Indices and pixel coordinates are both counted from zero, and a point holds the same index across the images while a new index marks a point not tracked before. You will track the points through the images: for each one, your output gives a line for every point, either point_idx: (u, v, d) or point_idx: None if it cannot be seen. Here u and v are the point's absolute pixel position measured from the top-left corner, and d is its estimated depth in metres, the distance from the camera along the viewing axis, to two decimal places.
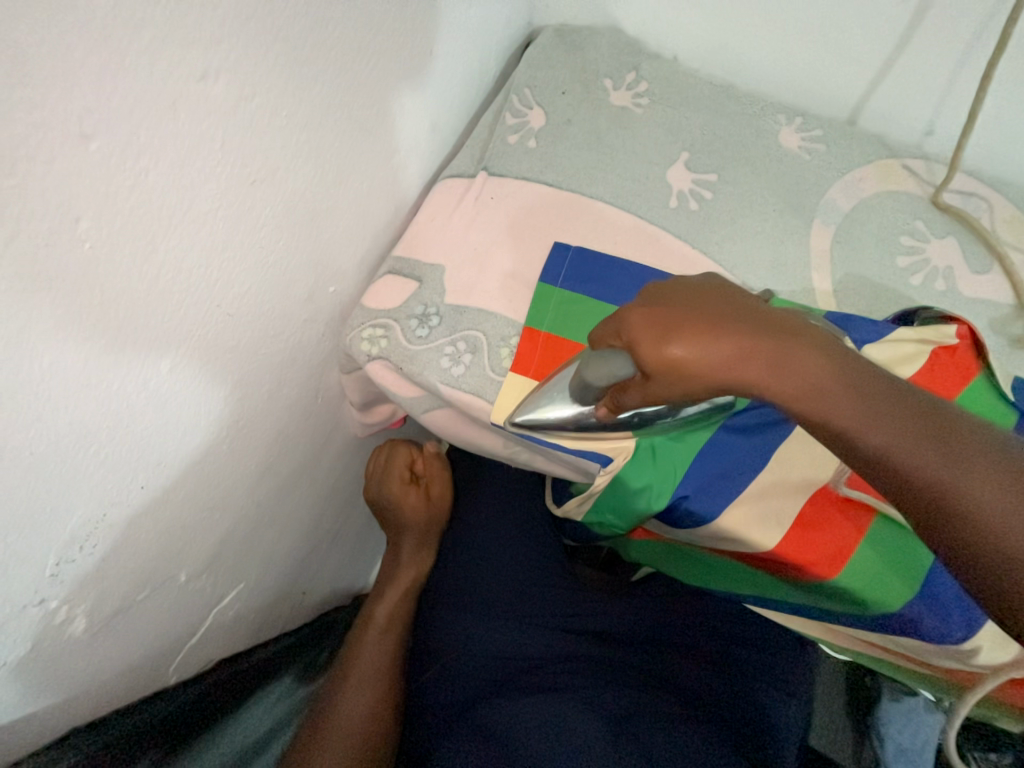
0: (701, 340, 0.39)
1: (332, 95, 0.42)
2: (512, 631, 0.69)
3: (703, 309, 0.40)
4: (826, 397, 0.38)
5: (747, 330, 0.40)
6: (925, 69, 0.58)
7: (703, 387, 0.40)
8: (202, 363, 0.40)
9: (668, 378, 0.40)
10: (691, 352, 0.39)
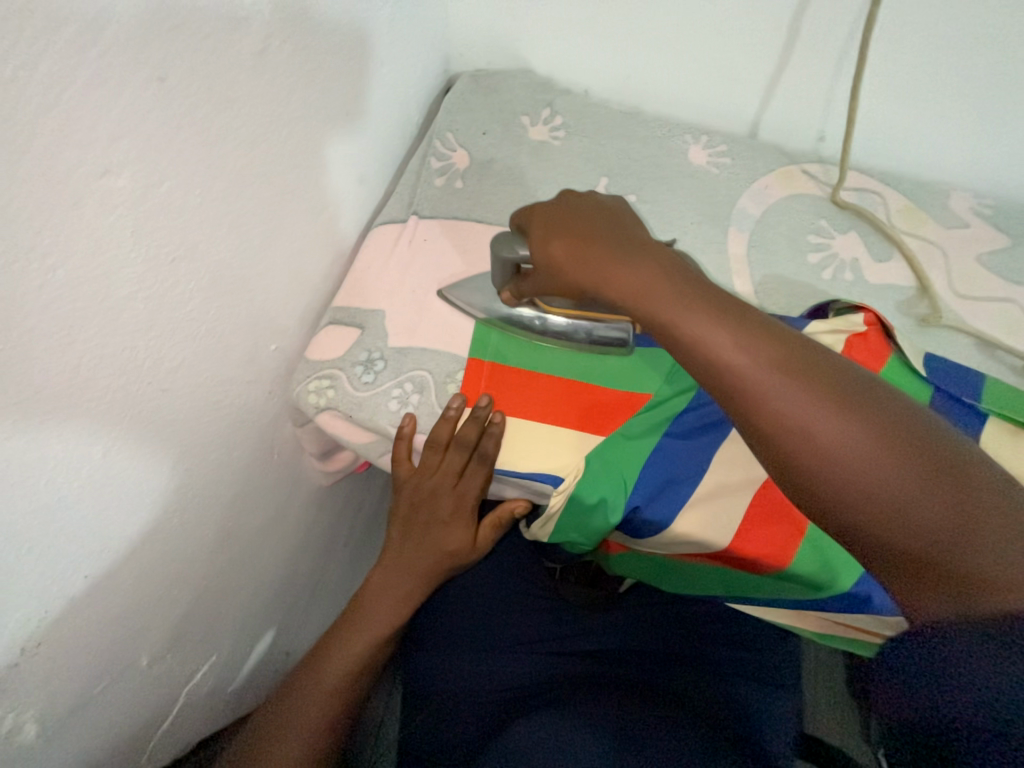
0: (574, 244, 0.46)
1: (250, 166, 0.44)
2: (503, 664, 0.68)
3: (590, 224, 0.47)
4: (675, 305, 0.40)
5: (615, 244, 0.45)
6: (807, 85, 0.64)
7: (573, 285, 0.47)
8: (139, 443, 0.40)
9: (544, 268, 0.48)
10: (565, 251, 0.46)
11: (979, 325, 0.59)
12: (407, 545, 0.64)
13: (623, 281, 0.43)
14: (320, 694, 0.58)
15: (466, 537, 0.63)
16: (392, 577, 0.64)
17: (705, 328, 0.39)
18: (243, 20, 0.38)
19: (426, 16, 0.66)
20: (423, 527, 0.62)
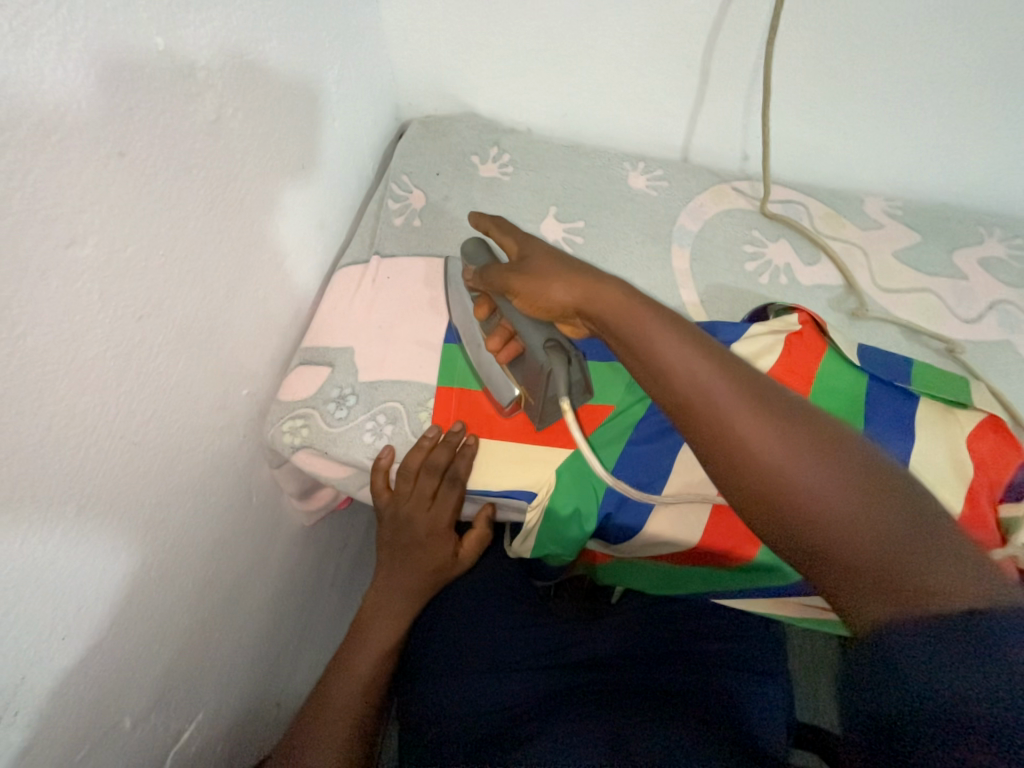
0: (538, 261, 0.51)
1: (210, 221, 0.46)
2: (498, 687, 0.67)
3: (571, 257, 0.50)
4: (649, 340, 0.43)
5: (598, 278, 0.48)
6: (725, 112, 0.71)
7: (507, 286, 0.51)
8: (113, 498, 0.41)
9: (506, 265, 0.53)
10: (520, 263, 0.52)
11: (902, 315, 0.65)
12: (393, 574, 0.65)
13: (594, 294, 0.46)
14: (316, 743, 0.56)
15: (450, 553, 0.65)
16: (375, 615, 0.64)
17: (685, 357, 0.42)
18: (197, 93, 0.42)
19: (373, 71, 0.71)
20: (408, 551, 0.63)
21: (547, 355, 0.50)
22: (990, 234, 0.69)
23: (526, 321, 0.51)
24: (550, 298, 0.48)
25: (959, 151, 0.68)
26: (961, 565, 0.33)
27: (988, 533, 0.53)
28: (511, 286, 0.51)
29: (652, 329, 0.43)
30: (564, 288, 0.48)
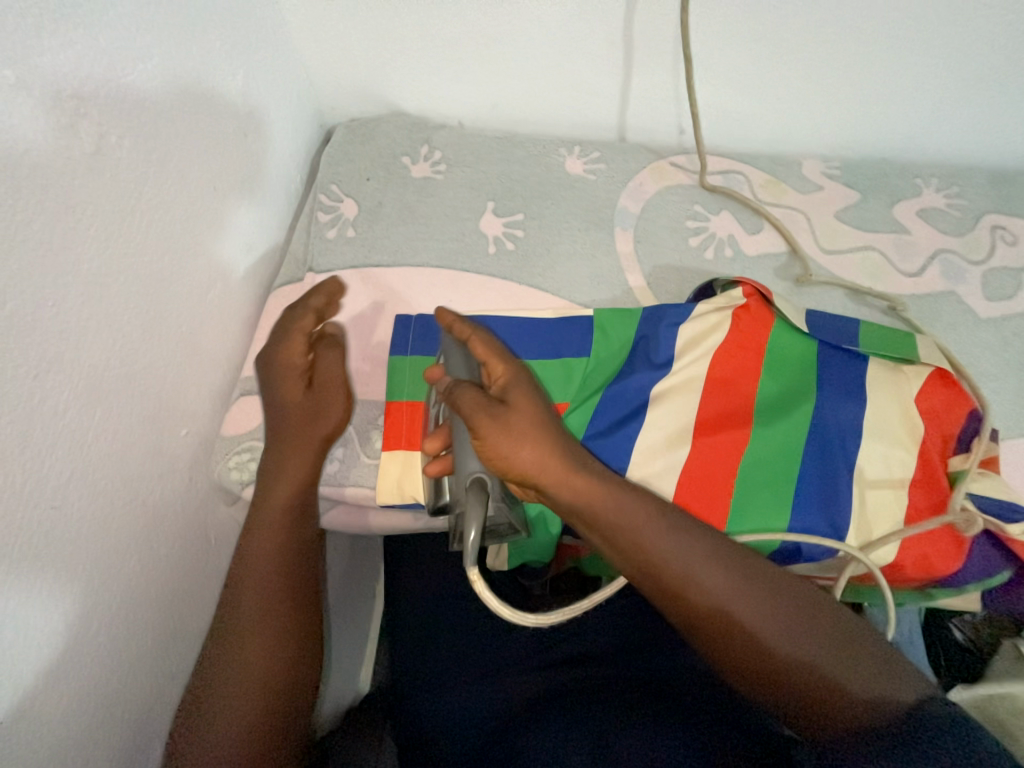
0: (498, 412, 0.44)
1: (110, 261, 0.43)
2: (482, 695, 0.62)
3: (525, 409, 0.46)
4: (604, 512, 0.44)
5: (556, 440, 0.45)
6: (654, 86, 0.69)
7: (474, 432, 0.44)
8: (39, 568, 0.38)
9: (471, 392, 0.46)
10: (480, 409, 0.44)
11: (847, 276, 0.65)
12: (264, 508, 0.51)
13: (546, 464, 0.44)
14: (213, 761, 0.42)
15: (302, 390, 0.54)
16: (258, 568, 0.48)
17: (634, 520, 0.45)
18: (69, 125, 0.39)
19: (284, 77, 0.67)
20: (271, 404, 0.54)
21: (465, 492, 0.44)
22: (927, 185, 0.70)
23: (465, 447, 0.46)
24: (505, 462, 0.44)
25: (888, 104, 0.68)
26: (881, 668, 0.40)
27: (935, 489, 0.53)
28: (467, 422, 0.44)
29: (603, 495, 0.45)
30: (516, 454, 0.43)
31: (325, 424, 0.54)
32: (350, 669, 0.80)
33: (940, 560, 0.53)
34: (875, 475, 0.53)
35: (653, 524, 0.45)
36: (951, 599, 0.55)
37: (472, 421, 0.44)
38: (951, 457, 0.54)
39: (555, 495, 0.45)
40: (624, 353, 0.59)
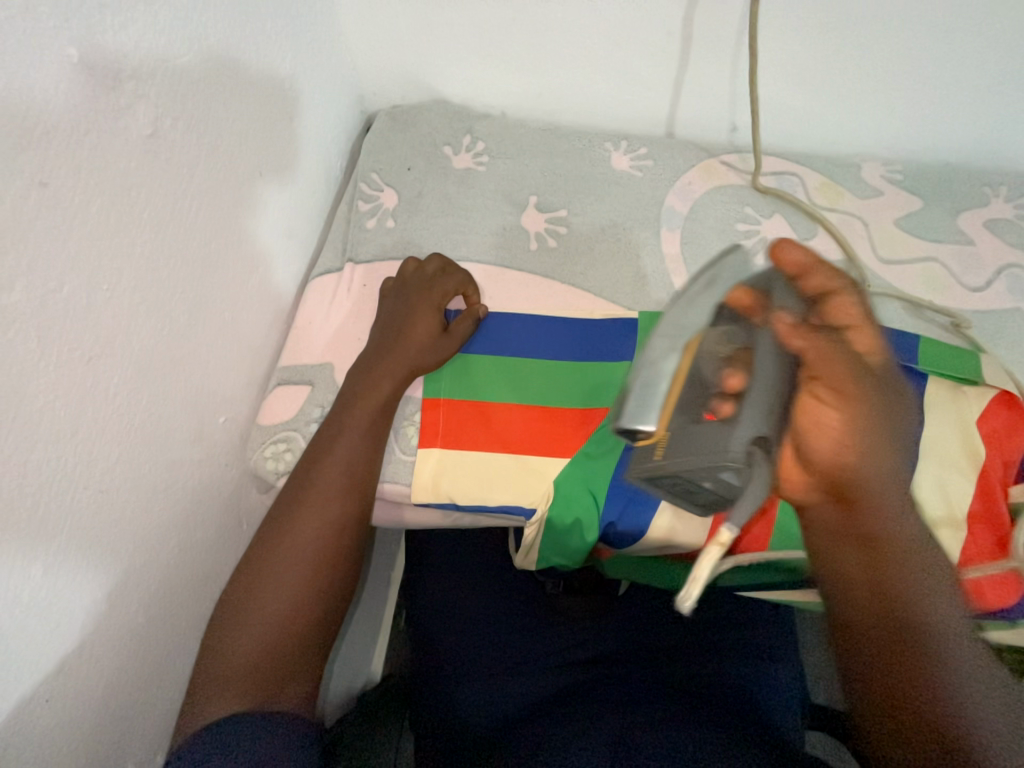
0: (866, 382, 0.37)
1: (160, 246, 0.43)
2: (503, 688, 0.62)
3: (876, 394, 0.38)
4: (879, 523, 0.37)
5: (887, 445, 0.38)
6: (709, 81, 0.66)
7: (838, 389, 0.37)
8: (86, 549, 0.39)
9: (852, 355, 0.38)
10: (852, 368, 0.37)
11: (905, 289, 0.62)
12: (336, 443, 0.50)
13: (881, 477, 0.37)
14: (220, 686, 0.40)
15: (436, 329, 0.56)
16: (320, 501, 0.48)
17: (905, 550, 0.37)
18: (125, 107, 0.38)
19: (330, 60, 0.65)
20: (387, 327, 0.56)
21: (751, 452, 0.39)
22: (995, 194, 0.66)
23: (775, 404, 0.40)
24: (847, 447, 0.37)
25: (959, 107, 0.64)
26: None
27: (996, 521, 0.51)
28: (838, 383, 0.37)
29: (904, 533, 0.37)
30: (861, 451, 0.37)
31: (430, 362, 0.56)
32: (358, 659, 0.79)
33: (997, 593, 0.50)
34: (931, 499, 0.51)
35: (945, 591, 0.36)
36: (1002, 635, 0.53)
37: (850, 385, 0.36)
38: (1011, 487, 0.52)
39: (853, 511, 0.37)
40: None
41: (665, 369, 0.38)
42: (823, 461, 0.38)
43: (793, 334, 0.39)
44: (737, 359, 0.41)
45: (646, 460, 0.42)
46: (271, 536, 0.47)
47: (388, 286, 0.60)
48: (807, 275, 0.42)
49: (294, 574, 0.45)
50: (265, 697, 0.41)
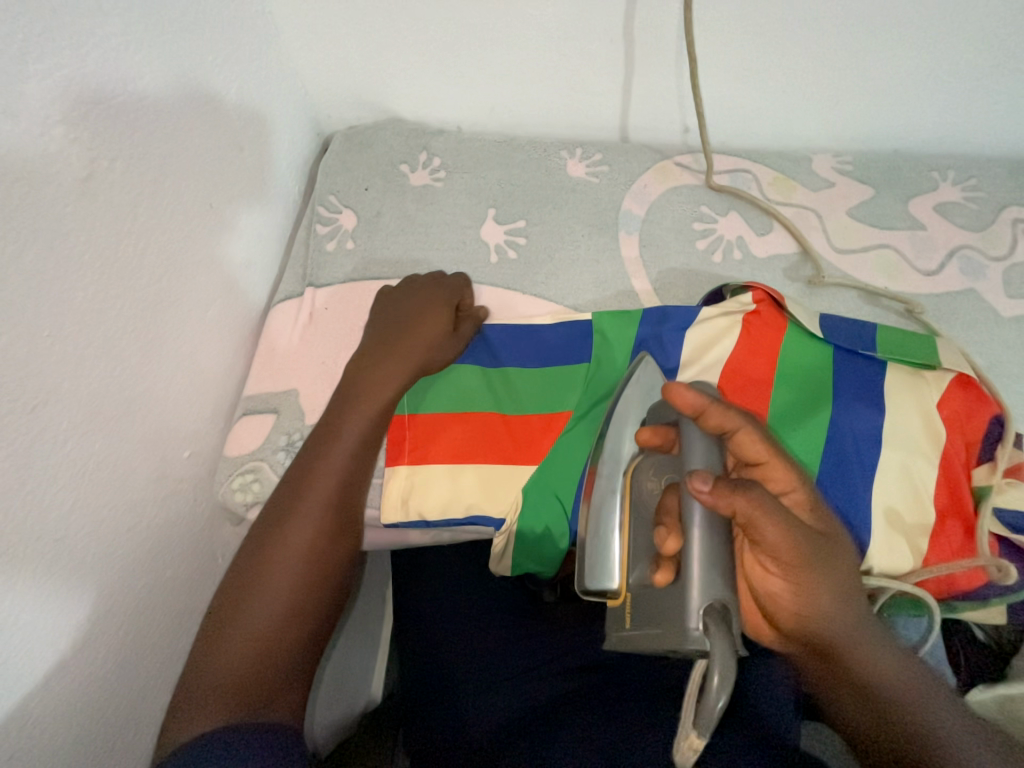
0: (790, 534, 0.38)
1: (106, 286, 0.43)
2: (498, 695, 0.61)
3: (799, 542, 0.38)
4: (835, 641, 0.39)
5: (822, 573, 0.39)
6: (657, 84, 0.67)
7: (770, 548, 0.39)
8: (43, 598, 0.38)
9: (781, 510, 0.38)
10: (779, 527, 0.38)
11: (860, 276, 0.63)
12: (334, 447, 0.50)
13: (844, 620, 0.39)
14: (205, 700, 0.39)
15: (447, 327, 0.57)
16: (311, 507, 0.47)
17: (865, 656, 0.39)
18: (56, 152, 0.38)
19: (279, 86, 0.66)
20: (395, 320, 0.57)
21: (706, 626, 0.38)
22: (943, 179, 0.67)
23: (709, 565, 0.40)
24: (799, 605, 0.40)
25: (901, 96, 0.66)
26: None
27: (961, 510, 0.51)
28: (774, 548, 0.38)
29: (876, 660, 0.39)
30: (822, 604, 0.39)
31: (439, 356, 0.56)
32: (357, 679, 0.78)
33: (963, 575, 0.51)
34: (896, 483, 0.52)
35: (942, 709, 0.38)
36: (975, 614, 0.53)
37: (783, 549, 0.38)
38: (975, 469, 0.52)
39: (837, 664, 0.39)
40: (625, 361, 0.57)
41: (607, 523, 0.47)
42: (785, 618, 0.41)
43: (718, 501, 0.38)
44: (670, 513, 0.43)
45: (618, 626, 0.47)
46: (264, 542, 0.46)
47: (390, 287, 0.61)
48: (706, 415, 0.43)
49: (286, 583, 0.44)
50: (254, 706, 0.40)
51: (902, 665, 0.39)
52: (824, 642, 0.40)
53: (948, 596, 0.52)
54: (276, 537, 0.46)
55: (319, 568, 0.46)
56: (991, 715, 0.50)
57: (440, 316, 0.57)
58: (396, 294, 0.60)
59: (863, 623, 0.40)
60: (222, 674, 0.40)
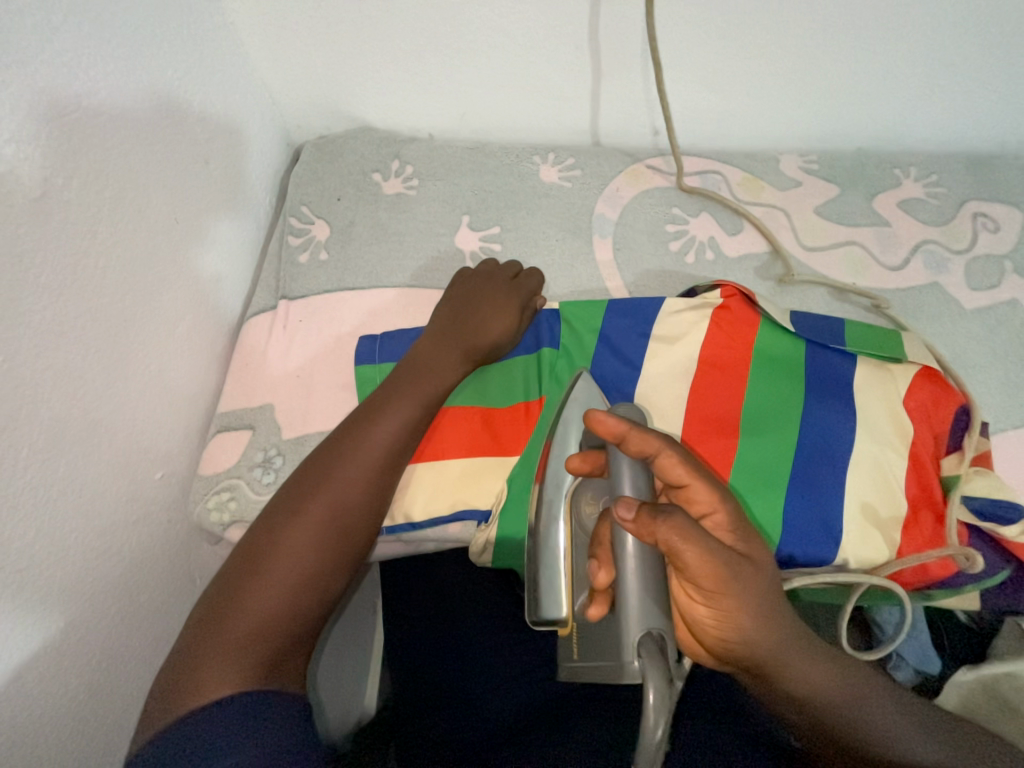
0: (709, 560, 0.37)
1: (66, 308, 0.42)
2: (488, 702, 0.60)
3: (719, 568, 0.38)
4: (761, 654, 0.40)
5: (746, 594, 0.39)
6: (626, 89, 0.68)
7: (690, 573, 0.38)
8: (8, 631, 0.37)
9: (700, 536, 0.37)
10: (695, 555, 0.37)
11: (829, 273, 0.64)
12: (394, 406, 0.50)
13: (767, 638, 0.40)
14: (225, 658, 0.39)
15: (511, 321, 0.57)
16: (364, 463, 0.47)
17: (789, 663, 0.41)
18: (7, 173, 0.37)
19: (244, 97, 0.65)
20: (461, 310, 0.57)
21: (640, 656, 0.36)
22: (905, 176, 0.69)
23: (648, 594, 0.39)
24: (730, 631, 0.40)
25: (861, 97, 0.67)
26: None
27: (930, 499, 0.52)
28: (693, 572, 0.38)
29: (800, 666, 0.41)
30: (755, 627, 0.39)
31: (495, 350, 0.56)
32: (351, 692, 0.77)
33: (935, 564, 0.52)
34: (868, 474, 0.53)
35: (873, 702, 0.41)
36: (948, 600, 0.55)
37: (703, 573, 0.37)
38: (944, 459, 0.53)
39: (761, 672, 0.41)
40: (591, 354, 0.57)
41: (553, 549, 0.46)
42: (713, 642, 0.41)
43: (641, 529, 0.38)
44: (602, 543, 0.43)
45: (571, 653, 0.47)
46: (314, 489, 0.46)
47: (468, 270, 0.61)
48: (627, 441, 0.41)
49: (323, 539, 0.44)
50: (266, 673, 0.39)
51: (824, 666, 0.42)
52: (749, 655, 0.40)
53: (924, 584, 0.53)
54: (328, 485, 0.46)
55: (352, 534, 0.46)
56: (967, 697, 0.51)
57: (507, 310, 0.57)
58: (472, 277, 0.60)
59: (790, 632, 0.41)
60: (252, 621, 0.40)
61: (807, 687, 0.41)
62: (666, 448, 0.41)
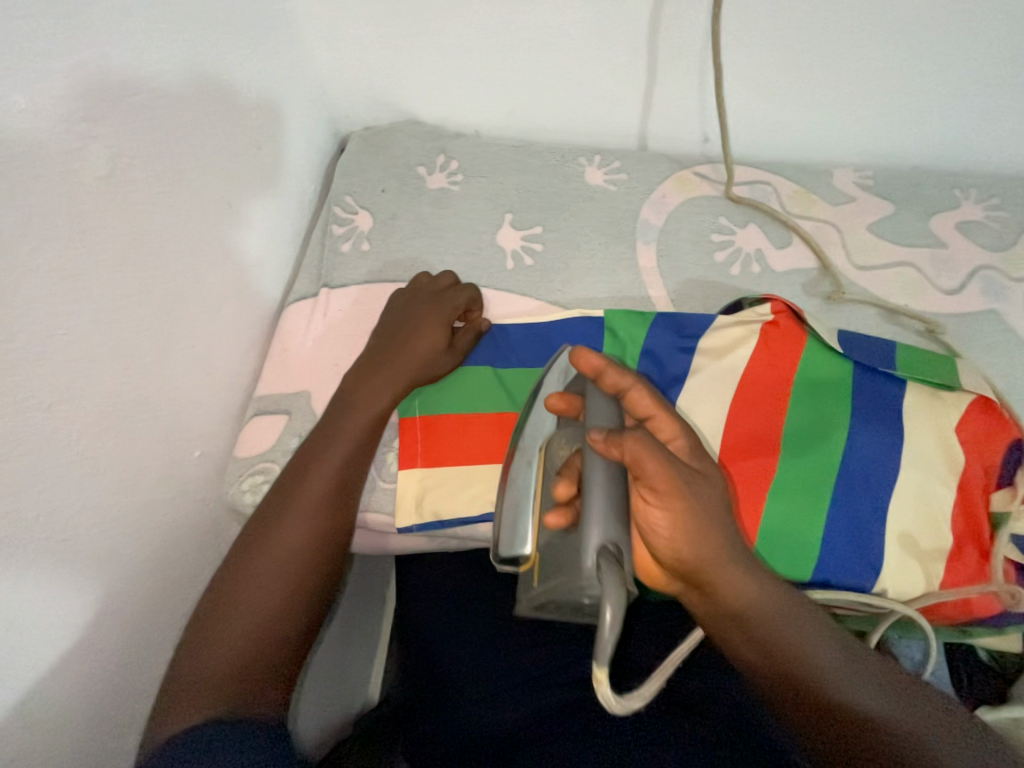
0: (669, 470, 0.37)
1: (123, 282, 0.42)
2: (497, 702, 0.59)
3: (678, 477, 0.38)
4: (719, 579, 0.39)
5: (703, 510, 0.38)
6: (679, 94, 0.66)
7: (652, 483, 0.38)
8: (51, 598, 0.38)
9: (662, 447, 0.38)
10: (659, 462, 0.37)
11: (879, 293, 0.62)
12: (335, 436, 0.50)
13: (724, 557, 0.38)
14: (193, 696, 0.38)
15: (441, 341, 0.55)
16: (305, 497, 0.46)
17: (747, 592, 0.39)
18: (78, 148, 0.38)
19: (297, 85, 0.65)
20: (389, 332, 0.55)
21: (597, 569, 0.37)
22: (965, 197, 0.66)
23: (614, 514, 0.39)
24: (693, 548, 0.38)
25: (923, 114, 0.65)
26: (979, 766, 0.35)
27: (977, 534, 0.51)
28: (655, 481, 0.38)
29: (758, 597, 0.39)
30: (719, 545, 0.38)
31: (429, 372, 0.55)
32: (354, 681, 0.77)
33: (979, 602, 0.50)
34: (912, 504, 0.51)
35: (829, 640, 0.39)
36: (987, 639, 0.53)
37: (662, 479, 0.37)
38: (995, 494, 0.51)
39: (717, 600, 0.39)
40: (631, 363, 0.57)
41: (520, 489, 0.48)
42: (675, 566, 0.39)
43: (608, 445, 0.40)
44: (570, 466, 0.45)
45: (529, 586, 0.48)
46: (259, 524, 0.45)
47: (397, 293, 0.59)
48: (603, 376, 0.45)
49: (278, 571, 0.43)
50: (236, 705, 0.38)
51: (784, 602, 0.40)
52: (709, 580, 0.39)
53: (963, 622, 0.51)
54: (275, 519, 0.45)
55: (311, 563, 0.44)
56: (999, 735, 0.49)
57: (434, 332, 0.55)
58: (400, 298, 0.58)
59: (748, 561, 0.40)
60: (216, 657, 0.39)
61: (766, 618, 0.39)
62: (638, 383, 0.44)
